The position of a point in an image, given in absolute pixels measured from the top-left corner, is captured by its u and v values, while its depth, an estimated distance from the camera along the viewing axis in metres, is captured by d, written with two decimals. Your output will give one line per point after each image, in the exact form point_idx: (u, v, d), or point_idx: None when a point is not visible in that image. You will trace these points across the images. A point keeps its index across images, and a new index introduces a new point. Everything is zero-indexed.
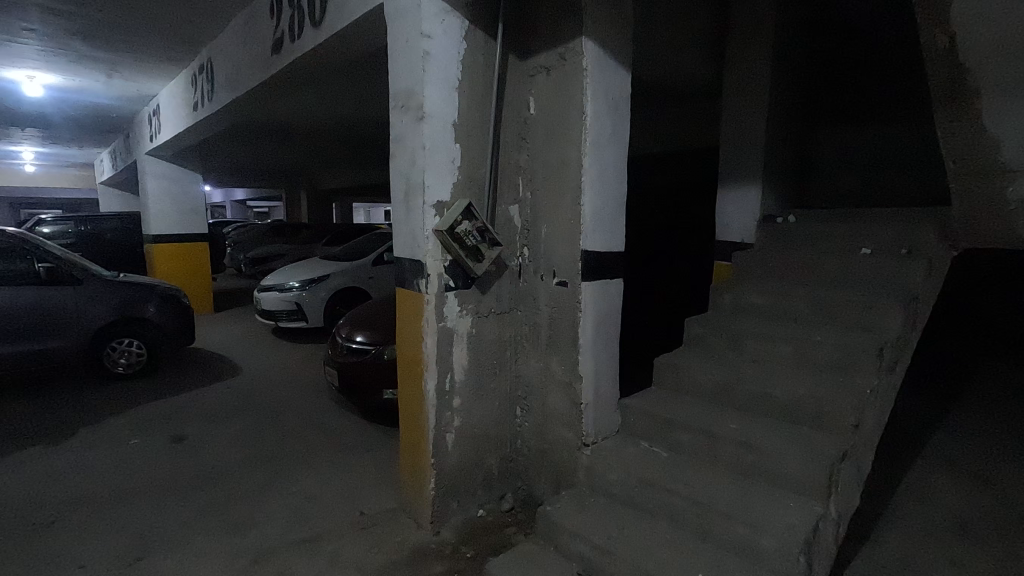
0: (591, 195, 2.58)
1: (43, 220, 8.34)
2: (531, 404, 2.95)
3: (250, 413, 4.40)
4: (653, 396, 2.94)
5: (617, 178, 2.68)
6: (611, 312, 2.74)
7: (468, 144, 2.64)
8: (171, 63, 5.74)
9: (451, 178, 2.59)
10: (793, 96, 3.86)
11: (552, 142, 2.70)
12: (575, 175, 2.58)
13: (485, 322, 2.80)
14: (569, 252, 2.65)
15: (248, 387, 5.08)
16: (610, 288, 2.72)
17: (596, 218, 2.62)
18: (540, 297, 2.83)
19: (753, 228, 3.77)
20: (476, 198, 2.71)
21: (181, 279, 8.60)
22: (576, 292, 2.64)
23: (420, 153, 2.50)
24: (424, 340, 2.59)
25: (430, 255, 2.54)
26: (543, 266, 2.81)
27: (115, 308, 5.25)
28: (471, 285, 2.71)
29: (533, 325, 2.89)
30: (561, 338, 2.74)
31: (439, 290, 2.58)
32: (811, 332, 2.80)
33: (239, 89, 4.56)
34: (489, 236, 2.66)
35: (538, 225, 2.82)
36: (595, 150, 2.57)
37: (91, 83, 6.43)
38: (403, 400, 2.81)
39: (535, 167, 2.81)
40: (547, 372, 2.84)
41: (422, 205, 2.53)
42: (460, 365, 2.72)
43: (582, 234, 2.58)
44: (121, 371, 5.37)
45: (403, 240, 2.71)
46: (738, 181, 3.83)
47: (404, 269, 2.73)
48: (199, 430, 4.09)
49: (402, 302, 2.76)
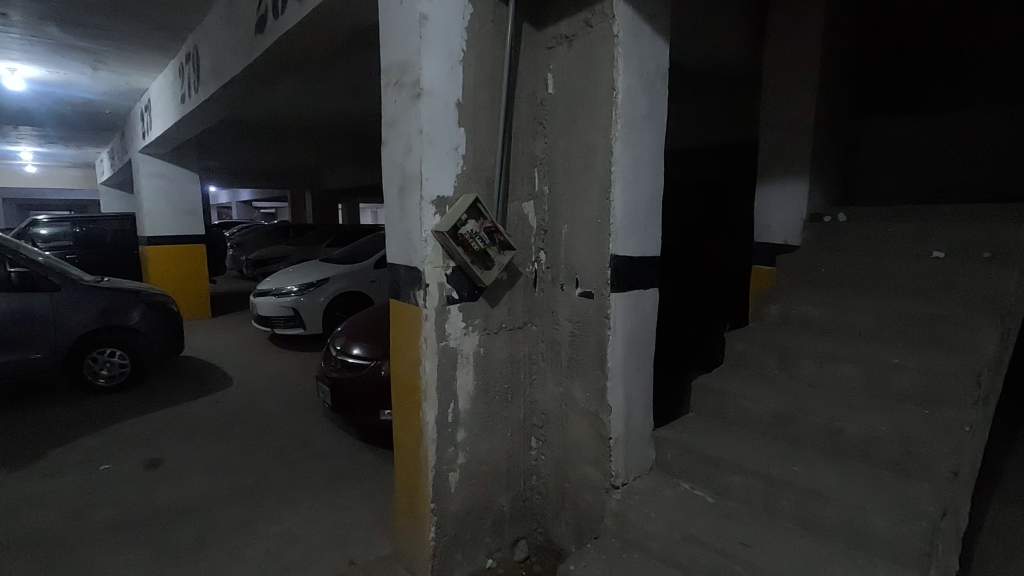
0: (624, 188, 2.14)
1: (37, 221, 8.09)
2: (550, 435, 2.52)
3: (236, 433, 4.00)
4: (693, 427, 2.50)
5: (653, 170, 2.25)
6: (645, 327, 2.30)
7: (474, 128, 2.21)
8: (158, 53, 5.36)
9: (455, 168, 2.17)
10: (842, 80, 3.40)
11: (574, 125, 2.26)
12: (604, 165, 2.15)
13: (496, 339, 2.38)
14: (596, 257, 2.21)
15: (237, 401, 4.69)
16: (643, 300, 2.29)
17: (628, 218, 2.17)
18: (560, 309, 2.39)
19: (798, 229, 3.31)
20: (485, 192, 2.28)
21: (177, 282, 8.25)
22: (604, 306, 2.19)
23: (416, 139, 2.08)
24: (421, 364, 2.16)
25: (429, 261, 2.12)
26: (564, 273, 2.37)
27: (96, 315, 4.88)
28: (478, 296, 2.29)
29: (551, 342, 2.46)
30: (585, 359, 2.31)
31: (440, 303, 2.16)
32: (883, 351, 2.36)
33: (224, 76, 4.15)
34: (500, 237, 2.23)
35: (558, 225, 2.38)
36: (628, 132, 2.13)
37: (76, 76, 6.06)
38: (398, 433, 2.39)
39: (554, 157, 2.37)
40: (568, 398, 2.41)
41: (420, 201, 2.10)
42: (465, 392, 2.29)
43: (611, 235, 2.14)
44: (103, 384, 4.99)
45: (397, 243, 2.28)
46: (781, 175, 3.39)
47: (398, 277, 2.30)
48: (178, 454, 3.70)
49: (395, 318, 2.34)
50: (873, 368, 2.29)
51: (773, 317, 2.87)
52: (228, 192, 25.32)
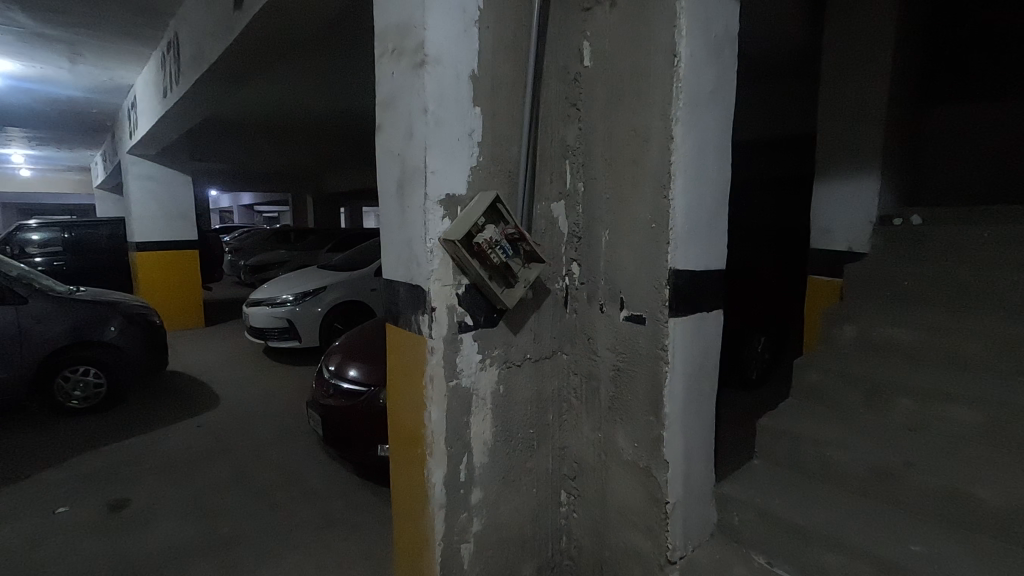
0: (686, 182, 1.67)
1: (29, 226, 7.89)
2: (584, 489, 2.04)
3: (217, 467, 3.54)
4: (764, 482, 2.01)
5: (718, 161, 1.77)
6: (706, 359, 1.83)
7: (493, 109, 1.74)
8: (137, 42, 4.92)
9: (468, 159, 1.70)
10: (915, 59, 2.91)
11: (619, 105, 1.79)
12: (661, 154, 1.67)
13: (518, 374, 1.91)
14: (648, 273, 1.73)
15: (223, 426, 4.24)
16: (706, 327, 1.81)
17: (689, 223, 1.69)
18: (598, 336, 1.92)
19: (866, 233, 2.82)
20: (505, 190, 1.81)
21: (168, 291, 7.76)
22: (659, 334, 1.71)
23: (419, 120, 1.61)
24: (426, 410, 1.70)
25: (435, 277, 1.65)
26: (603, 291, 1.89)
27: (68, 331, 4.43)
28: (497, 321, 1.82)
29: (586, 377, 1.98)
30: (631, 400, 1.82)
31: (449, 332, 1.69)
32: (1007, 388, 1.87)
33: (203, 64, 3.68)
34: (526, 247, 1.77)
35: (596, 231, 1.90)
36: (692, 110, 1.66)
37: (55, 71, 5.63)
38: (398, 490, 1.92)
39: (591, 147, 1.90)
40: (609, 447, 1.92)
41: (424, 201, 1.63)
42: (480, 443, 1.82)
43: (670, 245, 1.66)
44: (76, 406, 4.51)
45: (395, 255, 1.81)
46: (845, 170, 2.90)
47: (397, 297, 1.83)
48: (148, 493, 3.24)
49: (392, 349, 1.87)
50: (998, 411, 1.80)
51: (849, 341, 2.38)
52: (231, 195, 24.98)
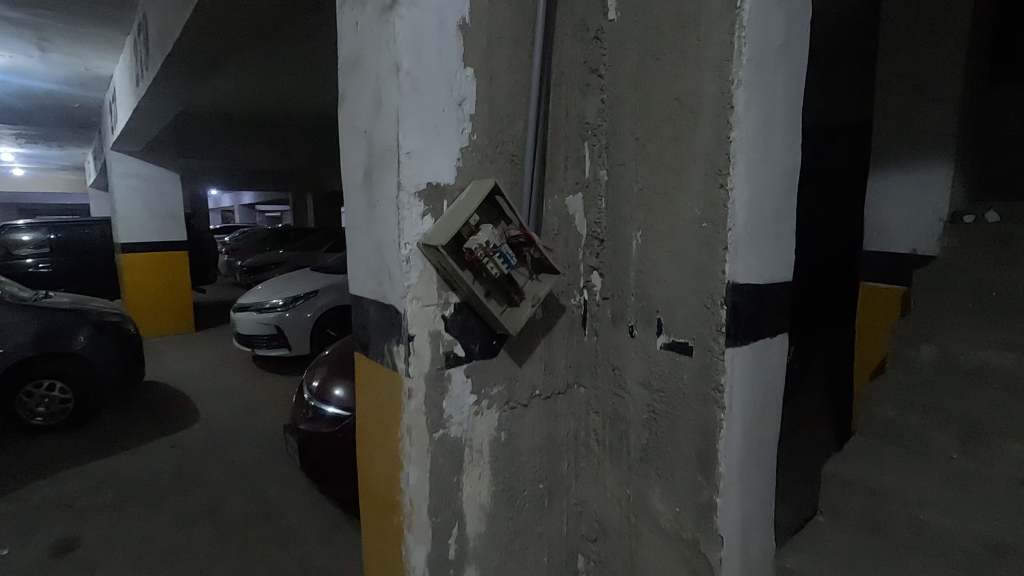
0: (748, 167, 1.24)
1: (16, 225, 7.53)
2: (605, 556, 1.62)
3: (187, 496, 3.16)
4: (835, 552, 1.59)
5: (787, 140, 1.34)
6: (768, 400, 1.40)
7: (490, 71, 1.32)
8: (108, 26, 4.52)
9: (457, 137, 1.28)
10: (994, 25, 2.45)
11: (655, 65, 1.36)
12: (714, 127, 1.24)
13: (525, 415, 1.50)
14: (695, 288, 1.31)
15: (199, 446, 3.86)
16: (769, 357, 1.39)
17: (752, 222, 1.27)
18: (626, 366, 1.49)
19: (933, 233, 2.36)
20: (506, 179, 1.39)
21: (157, 294, 7.38)
22: (710, 370, 1.29)
23: (391, 83, 1.20)
24: (402, 469, 1.28)
25: (413, 292, 1.24)
26: (633, 309, 1.47)
27: (31, 342, 4.05)
28: (497, 349, 1.40)
29: (610, 417, 1.56)
30: (670, 452, 1.40)
31: (433, 368, 1.27)
32: None
33: (169, 43, 3.27)
34: (534, 253, 1.35)
35: (623, 232, 1.48)
36: (757, 70, 1.22)
37: (25, 60, 5.25)
38: (370, 562, 1.50)
39: (618, 123, 1.48)
40: (640, 510, 1.50)
41: (397, 191, 1.21)
42: (474, 507, 1.40)
43: (727, 251, 1.24)
44: (41, 423, 4.13)
45: (363, 265, 1.40)
46: (908, 158, 2.46)
47: (366, 316, 1.41)
48: (104, 528, 2.86)
49: (362, 388, 1.46)
50: None
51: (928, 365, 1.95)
52: (233, 194, 24.76)
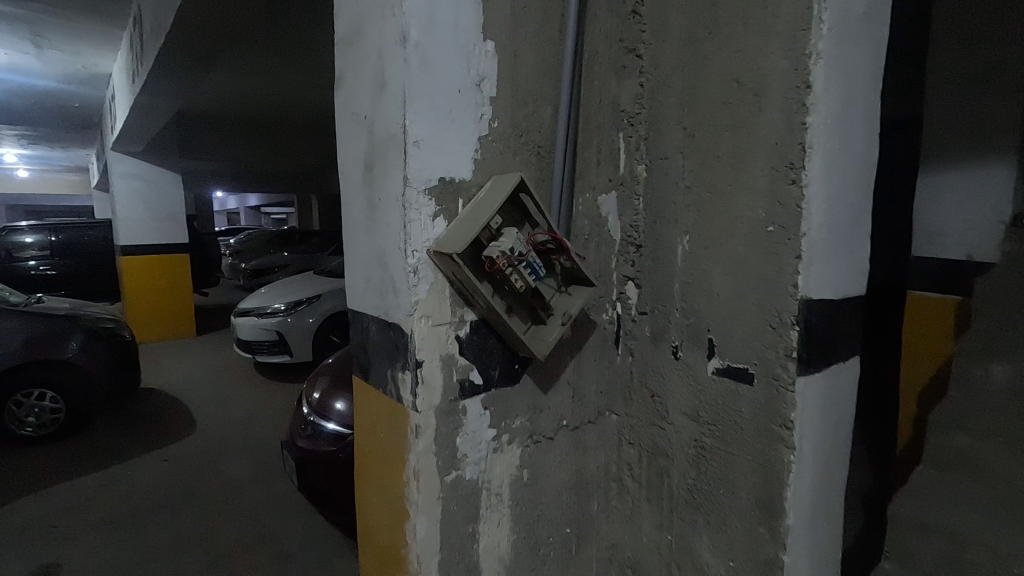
0: (827, 160, 1.02)
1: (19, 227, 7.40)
2: None
3: (178, 516, 2.96)
4: None
5: (866, 126, 1.13)
6: (839, 433, 1.19)
7: (514, 46, 1.11)
8: (104, 20, 4.34)
9: (475, 124, 1.07)
10: None
11: (708, 40, 1.15)
12: (785, 112, 1.03)
13: (550, 450, 1.29)
14: (758, 305, 1.09)
15: (193, 459, 3.67)
16: (840, 385, 1.17)
17: (828, 226, 1.05)
18: (668, 393, 1.29)
19: (993, 238, 1.90)
20: (532, 174, 1.19)
21: (158, 297, 7.22)
22: (777, 403, 1.07)
23: (395, 58, 0.99)
24: (409, 519, 1.08)
25: (423, 311, 1.03)
26: (677, 327, 1.26)
27: (20, 349, 3.87)
28: (519, 375, 1.19)
29: (649, 451, 1.35)
30: (722, 498, 1.19)
31: (445, 399, 1.07)
32: None
33: (163, 34, 3.08)
34: (564, 262, 1.15)
35: (666, 237, 1.27)
36: (838, 43, 1.01)
37: (21, 57, 5.09)
38: None
39: (662, 109, 1.27)
40: (684, 561, 1.28)
41: (403, 187, 1.01)
42: (492, 558, 1.20)
43: (801, 262, 1.02)
44: (30, 434, 3.95)
45: (362, 276, 1.19)
46: (960, 150, 1.96)
47: (366, 335, 1.20)
48: (88, 552, 2.67)
49: (361, 418, 1.25)
50: None
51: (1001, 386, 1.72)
52: (239, 196, 24.70)
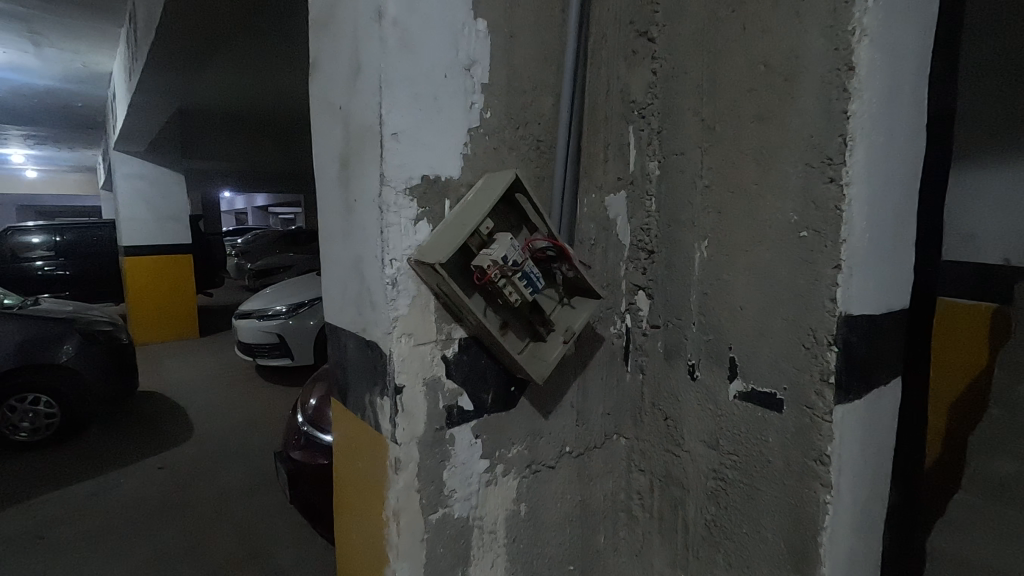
0: (872, 154, 0.88)
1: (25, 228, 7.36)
2: None
3: (168, 528, 2.86)
4: None
5: (914, 115, 0.98)
6: (879, 465, 1.05)
7: (510, 27, 0.98)
8: (101, 17, 4.25)
9: (464, 114, 0.94)
10: None
11: (731, 19, 1.01)
12: (823, 99, 0.89)
13: (551, 480, 1.16)
14: (788, 321, 0.95)
15: (188, 467, 3.57)
16: (882, 411, 1.03)
17: (871, 232, 0.91)
18: (684, 416, 1.15)
19: None
20: (531, 171, 1.05)
21: (160, 298, 7.15)
22: (811, 434, 0.93)
23: (371, 38, 0.86)
24: (388, 565, 0.95)
25: (403, 329, 0.90)
26: (694, 343, 1.12)
27: (16, 353, 3.78)
28: (516, 399, 1.06)
29: (661, 480, 1.21)
30: (745, 538, 1.05)
31: (429, 429, 0.94)
32: None
33: (154, 28, 2.97)
34: (566, 272, 1.02)
35: (681, 242, 1.13)
36: (886, 17, 0.87)
37: (20, 55, 5.01)
38: None
39: (677, 98, 1.13)
40: None
41: (381, 186, 0.87)
42: None
43: (841, 274, 0.88)
44: (24, 439, 3.87)
45: (340, 286, 1.06)
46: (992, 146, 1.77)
47: (345, 352, 1.07)
48: (73, 566, 2.57)
49: (340, 444, 1.13)
50: None
51: None
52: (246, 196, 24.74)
